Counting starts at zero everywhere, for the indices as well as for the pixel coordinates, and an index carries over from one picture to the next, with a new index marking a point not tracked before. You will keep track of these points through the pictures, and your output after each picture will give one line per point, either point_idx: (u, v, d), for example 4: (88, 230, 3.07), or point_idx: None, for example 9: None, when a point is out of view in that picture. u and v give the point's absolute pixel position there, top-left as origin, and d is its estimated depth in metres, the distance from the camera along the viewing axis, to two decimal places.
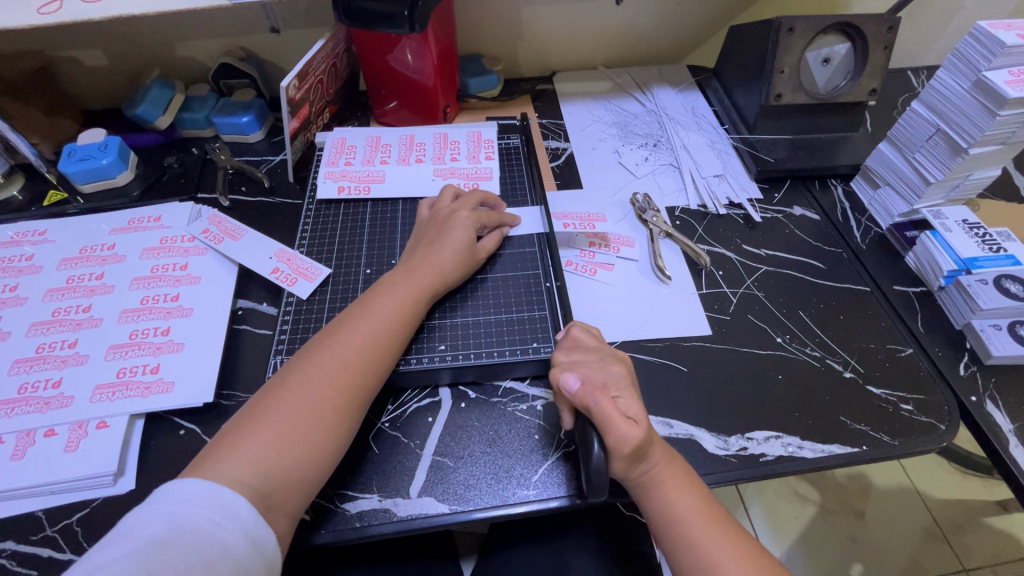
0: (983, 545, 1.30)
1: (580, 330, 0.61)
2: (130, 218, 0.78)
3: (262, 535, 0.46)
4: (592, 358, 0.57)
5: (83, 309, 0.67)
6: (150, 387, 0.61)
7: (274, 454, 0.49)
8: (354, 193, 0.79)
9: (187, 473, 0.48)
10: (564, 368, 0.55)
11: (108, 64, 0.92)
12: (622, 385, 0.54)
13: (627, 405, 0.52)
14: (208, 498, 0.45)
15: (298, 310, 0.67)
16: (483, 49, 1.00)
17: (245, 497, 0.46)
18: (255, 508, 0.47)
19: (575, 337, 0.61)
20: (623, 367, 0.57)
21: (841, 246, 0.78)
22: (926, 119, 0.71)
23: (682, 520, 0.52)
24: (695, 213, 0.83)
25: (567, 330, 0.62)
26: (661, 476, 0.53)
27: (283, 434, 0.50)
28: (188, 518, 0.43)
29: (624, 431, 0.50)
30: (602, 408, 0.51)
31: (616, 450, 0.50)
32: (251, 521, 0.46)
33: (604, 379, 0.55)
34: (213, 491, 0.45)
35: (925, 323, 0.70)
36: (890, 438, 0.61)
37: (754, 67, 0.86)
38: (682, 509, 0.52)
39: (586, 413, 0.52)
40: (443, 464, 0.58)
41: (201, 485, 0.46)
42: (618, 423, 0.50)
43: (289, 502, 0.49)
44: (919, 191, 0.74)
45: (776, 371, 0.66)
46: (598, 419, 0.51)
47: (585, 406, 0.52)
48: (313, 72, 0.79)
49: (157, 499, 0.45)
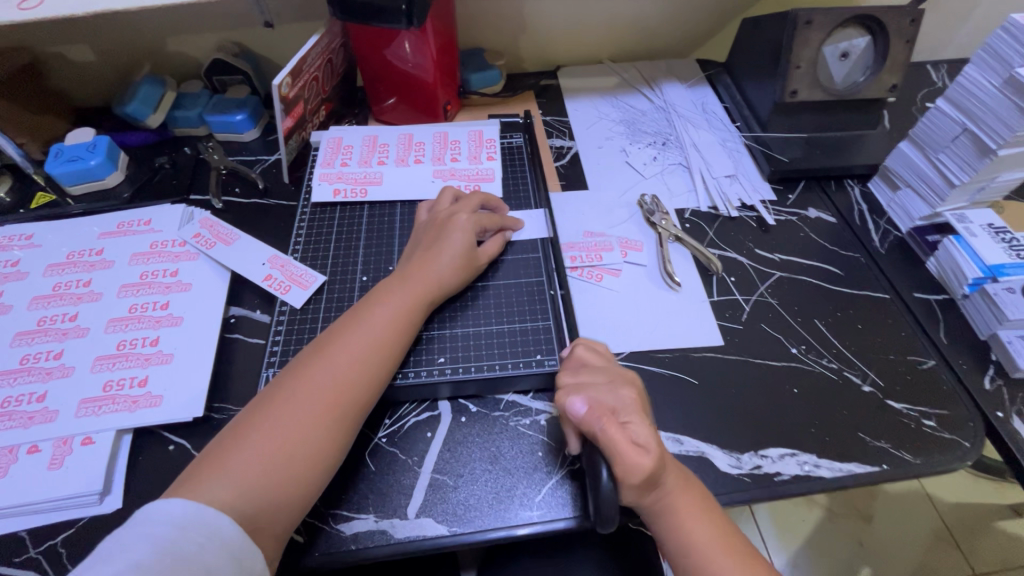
0: (994, 550, 1.27)
1: (585, 349, 0.58)
2: (120, 221, 0.75)
3: (249, 555, 0.43)
4: (601, 380, 0.54)
5: (70, 318, 0.65)
6: (138, 401, 0.59)
7: (261, 475, 0.47)
8: (351, 196, 0.76)
9: (170, 493, 0.45)
10: (570, 393, 0.52)
11: (98, 60, 0.88)
12: (633, 410, 0.51)
13: (637, 431, 0.49)
14: (193, 520, 0.43)
15: (292, 319, 0.65)
16: (485, 43, 0.97)
17: (230, 518, 0.44)
18: (241, 529, 0.44)
19: (580, 356, 0.57)
20: (634, 390, 0.54)
21: (859, 251, 0.75)
22: (953, 118, 0.67)
23: (695, 551, 0.49)
24: (705, 214, 0.79)
25: (572, 348, 0.58)
26: (674, 503, 0.50)
27: (271, 454, 0.48)
28: (171, 541, 0.41)
29: (632, 460, 0.48)
30: (610, 436, 0.48)
31: (626, 479, 0.48)
32: (237, 544, 0.43)
33: (613, 403, 0.52)
34: (197, 514, 0.43)
35: (948, 333, 0.67)
36: (912, 457, 0.58)
37: (768, 62, 0.83)
38: (695, 539, 0.50)
39: (594, 440, 0.50)
40: (443, 482, 0.56)
41: (185, 505, 0.43)
42: (626, 452, 0.48)
43: (278, 524, 0.47)
44: (943, 193, 0.70)
45: (791, 384, 0.63)
46: (605, 447, 0.48)
47: (591, 434, 0.50)
48: (307, 69, 0.76)
49: (139, 521, 0.42)
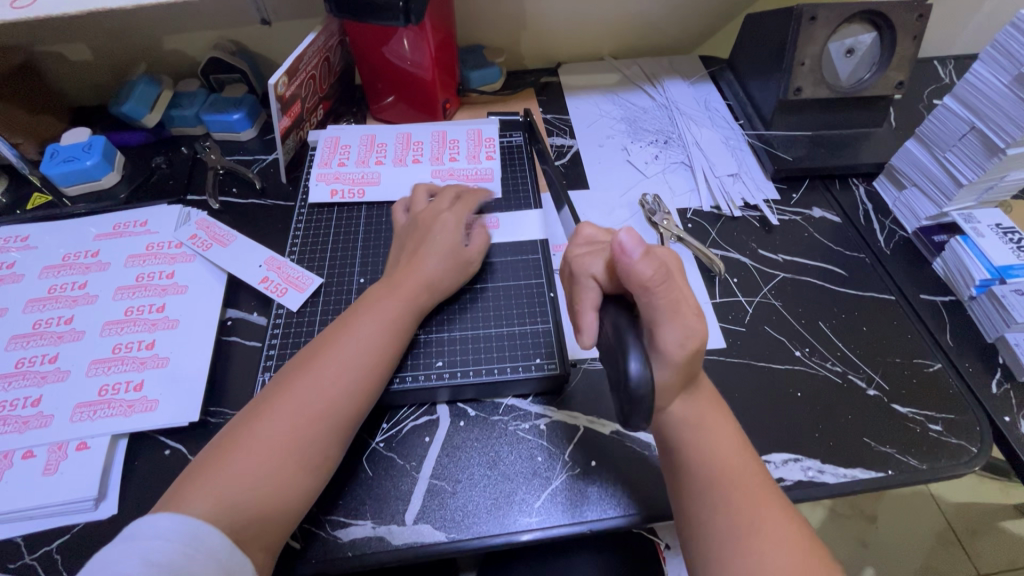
0: (999, 550, 1.26)
1: (593, 227, 0.55)
2: (116, 222, 0.75)
3: (239, 565, 0.43)
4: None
5: (65, 321, 0.64)
6: (134, 405, 0.58)
7: (248, 485, 0.46)
8: (348, 196, 0.75)
9: (159, 507, 0.45)
10: (624, 230, 0.44)
11: (94, 58, 0.88)
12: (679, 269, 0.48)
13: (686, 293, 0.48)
14: (178, 529, 0.42)
15: (289, 321, 0.64)
16: (485, 40, 0.95)
17: (221, 529, 0.44)
18: (229, 538, 0.44)
19: (590, 234, 0.54)
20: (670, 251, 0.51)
21: (864, 251, 0.74)
22: (960, 117, 0.66)
23: (710, 468, 0.47)
24: (707, 214, 0.78)
25: (578, 229, 0.55)
26: (695, 416, 0.49)
27: (259, 464, 0.47)
28: (157, 552, 0.41)
29: (690, 323, 0.45)
30: (670, 292, 0.44)
31: (687, 340, 0.45)
32: (225, 551, 0.43)
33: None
34: (184, 523, 0.43)
35: (954, 335, 0.66)
36: (918, 462, 0.57)
37: (771, 58, 0.81)
38: (711, 459, 0.47)
39: (644, 292, 0.44)
40: (441, 488, 0.55)
41: (173, 518, 0.43)
42: (687, 312, 0.45)
43: (267, 536, 0.46)
44: (950, 193, 0.69)
45: (795, 388, 0.62)
46: (664, 302, 0.44)
47: (643, 284, 0.43)
48: (304, 67, 0.75)
49: (127, 535, 0.42)
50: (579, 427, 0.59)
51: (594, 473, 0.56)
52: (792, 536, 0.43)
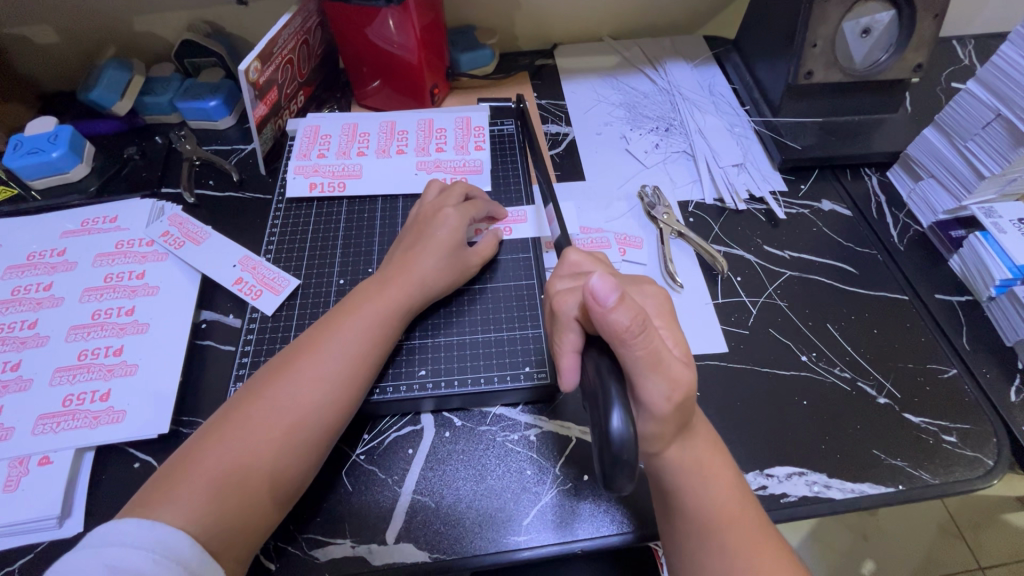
0: (1001, 544, 1.25)
1: (580, 253, 0.52)
2: (84, 218, 0.71)
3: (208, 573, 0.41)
4: (626, 280, 0.51)
5: (29, 326, 0.61)
6: (100, 417, 0.55)
7: (209, 505, 0.43)
8: (328, 190, 0.71)
9: (124, 513, 0.42)
10: (597, 274, 0.40)
11: (61, 42, 0.83)
12: (664, 316, 0.48)
13: (670, 340, 0.47)
14: (150, 538, 0.40)
15: (264, 325, 0.61)
16: (476, 21, 0.90)
17: (190, 534, 0.41)
18: (200, 545, 0.41)
19: (575, 261, 0.52)
20: (659, 290, 0.50)
21: (876, 247, 0.70)
22: (985, 103, 0.61)
23: (710, 525, 0.44)
24: (710, 208, 0.74)
25: (564, 256, 0.52)
26: (693, 464, 0.45)
27: (219, 483, 0.44)
28: (130, 561, 0.38)
29: (677, 372, 0.43)
30: (654, 343, 0.42)
31: (671, 392, 0.42)
32: (196, 560, 0.40)
33: (642, 303, 0.49)
34: (154, 530, 0.40)
35: (971, 339, 0.62)
36: (930, 476, 0.53)
37: (781, 40, 0.76)
38: (708, 516, 0.44)
39: (620, 342, 0.41)
40: (424, 503, 0.52)
41: (141, 524, 0.40)
42: (673, 361, 0.43)
43: (237, 546, 0.44)
44: (970, 185, 0.64)
45: (800, 395, 0.58)
46: (648, 353, 0.41)
47: (619, 333, 0.40)
48: (280, 51, 0.71)
49: (89, 543, 0.39)
50: (572, 438, 0.56)
51: (585, 486, 0.53)
52: None
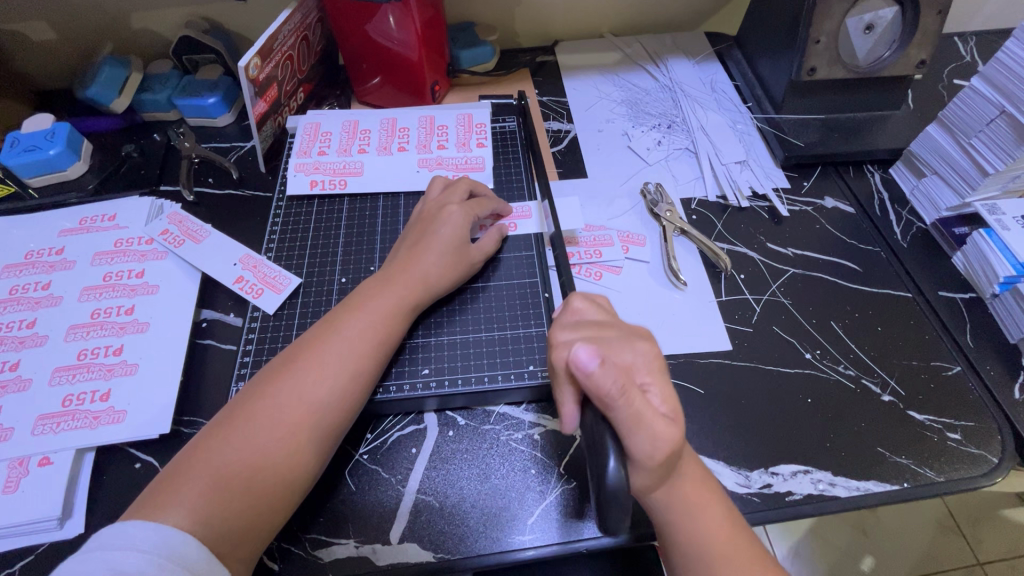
0: (1000, 539, 1.25)
1: (583, 300, 0.51)
2: (83, 217, 0.70)
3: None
4: (613, 334, 0.47)
5: (27, 325, 0.60)
6: (100, 416, 0.55)
7: (214, 507, 0.43)
8: (328, 188, 0.70)
9: (129, 514, 0.42)
10: (580, 343, 0.43)
11: (58, 38, 0.82)
12: (652, 370, 0.44)
13: (659, 398, 0.43)
14: (155, 541, 0.39)
15: (265, 324, 0.60)
16: (476, 17, 0.89)
17: (195, 537, 0.41)
18: (206, 547, 0.41)
19: (579, 308, 0.51)
20: (652, 344, 0.46)
21: (879, 245, 0.70)
22: (989, 99, 0.61)
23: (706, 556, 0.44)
24: (713, 205, 0.74)
25: (567, 302, 0.52)
26: (685, 496, 0.45)
27: (224, 485, 0.44)
28: (134, 565, 0.38)
29: (659, 429, 0.41)
30: (632, 404, 0.41)
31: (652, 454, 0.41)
32: (202, 563, 0.40)
33: (630, 362, 0.45)
34: (160, 533, 0.40)
35: (975, 336, 0.62)
36: (935, 473, 0.53)
37: (784, 36, 0.75)
38: (706, 537, 0.44)
39: (604, 405, 0.42)
40: (428, 503, 0.52)
41: (146, 526, 0.40)
42: (654, 421, 0.41)
43: (243, 548, 0.43)
44: (974, 182, 0.64)
45: (805, 393, 0.58)
46: (627, 413, 0.41)
47: (605, 398, 0.41)
48: (280, 47, 0.70)
49: (93, 546, 0.39)
50: (575, 438, 0.56)
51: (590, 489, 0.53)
52: None
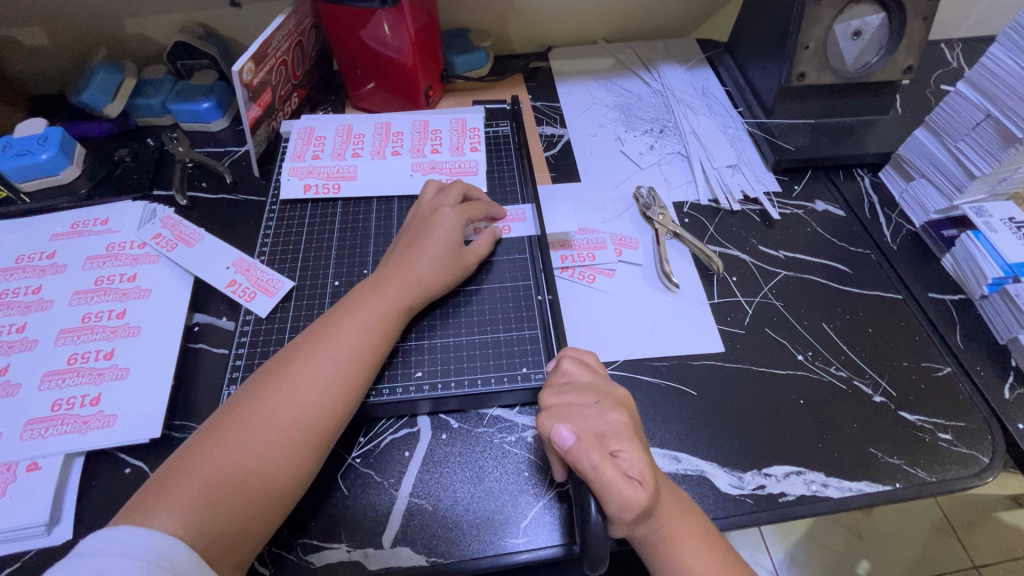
0: (996, 542, 1.25)
1: (572, 362, 0.51)
2: (75, 220, 0.70)
3: None
4: (586, 401, 0.47)
5: (17, 329, 0.60)
6: (90, 421, 0.54)
7: (208, 512, 0.42)
8: (322, 192, 0.70)
9: (119, 519, 0.42)
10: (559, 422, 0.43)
11: (51, 43, 0.82)
12: (624, 437, 0.44)
13: (631, 463, 0.42)
14: (143, 546, 0.39)
15: (258, 328, 0.60)
16: (470, 23, 0.90)
17: (187, 543, 0.41)
18: (196, 554, 0.41)
19: (567, 371, 0.50)
20: (626, 414, 0.46)
21: (869, 247, 0.70)
22: (975, 104, 0.62)
23: None
24: (705, 209, 0.74)
25: (556, 364, 0.51)
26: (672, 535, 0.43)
27: (218, 488, 0.43)
28: (121, 568, 0.37)
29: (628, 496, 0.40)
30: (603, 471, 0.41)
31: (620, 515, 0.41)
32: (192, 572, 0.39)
33: (602, 429, 0.44)
34: (151, 540, 0.39)
35: (965, 337, 0.62)
36: (926, 474, 0.54)
37: (773, 42, 0.76)
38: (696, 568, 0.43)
39: (582, 476, 0.41)
40: (421, 506, 0.52)
41: (135, 532, 0.40)
42: (621, 487, 0.41)
43: (236, 555, 0.43)
44: (961, 185, 0.65)
45: (797, 394, 0.58)
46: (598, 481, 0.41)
47: (581, 472, 0.41)
48: (274, 52, 0.70)
49: (81, 550, 0.38)
50: None
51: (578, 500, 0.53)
52: None
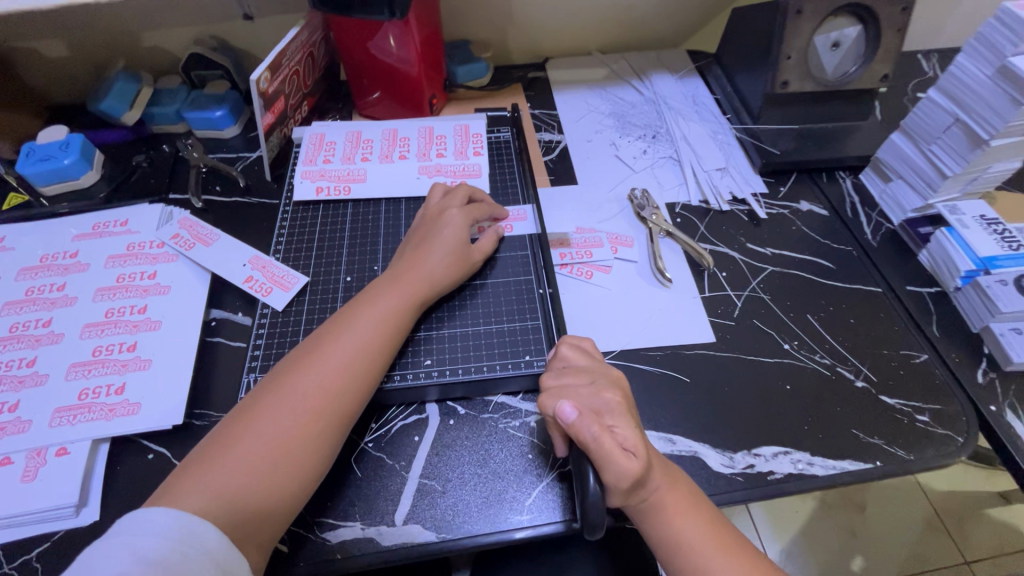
0: (986, 538, 1.28)
1: (570, 348, 0.55)
2: (95, 222, 0.73)
3: (236, 565, 0.42)
4: (582, 382, 0.51)
5: (43, 324, 0.63)
6: (115, 409, 0.57)
7: (241, 490, 0.46)
8: (333, 194, 0.74)
9: (152, 501, 0.44)
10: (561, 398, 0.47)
11: (70, 55, 0.85)
12: (618, 413, 0.48)
13: (625, 436, 0.46)
14: (176, 526, 0.41)
15: (274, 322, 0.63)
16: (471, 35, 0.95)
17: (216, 526, 0.43)
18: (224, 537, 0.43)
19: (565, 356, 0.54)
20: (618, 393, 0.50)
21: (851, 244, 0.74)
22: (945, 109, 0.66)
23: (684, 552, 0.47)
24: (696, 209, 0.78)
25: (555, 349, 0.55)
26: (665, 502, 0.48)
27: (250, 468, 0.47)
28: (155, 547, 0.40)
29: (623, 467, 0.44)
30: (601, 443, 0.45)
31: (616, 485, 0.44)
32: (223, 552, 0.42)
33: (598, 406, 0.48)
34: (183, 523, 0.42)
35: (941, 326, 0.66)
36: (905, 453, 0.57)
37: (759, 53, 0.81)
38: (684, 532, 0.47)
39: (583, 447, 0.45)
40: (431, 487, 0.55)
41: (169, 514, 0.42)
42: (616, 457, 0.44)
43: (263, 533, 0.46)
44: (936, 185, 0.69)
45: (784, 380, 0.62)
46: (595, 453, 0.44)
47: (582, 442, 0.45)
48: (288, 63, 0.74)
49: (119, 530, 0.41)
50: None
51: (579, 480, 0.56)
52: None
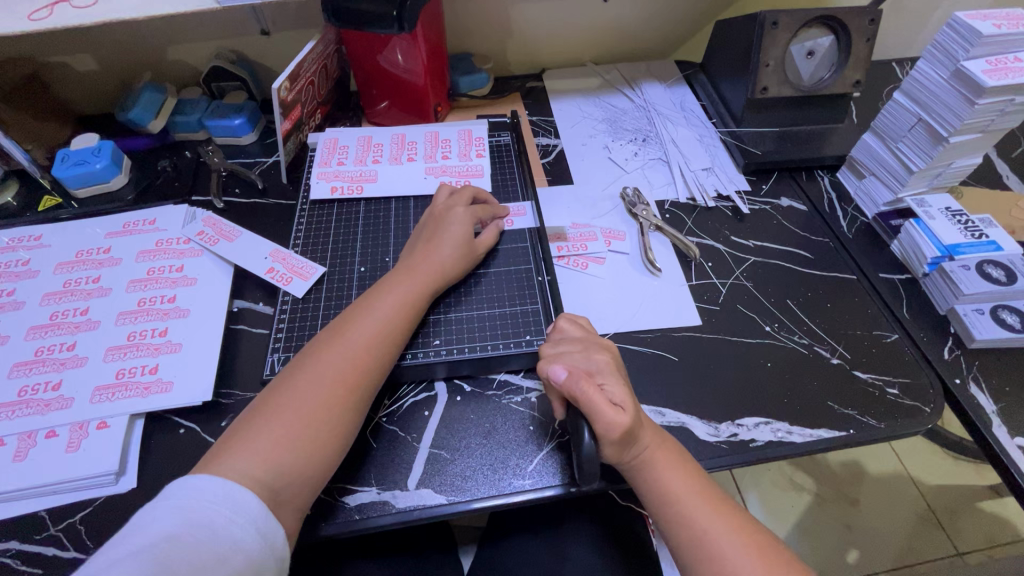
0: (978, 530, 1.32)
1: (567, 321, 0.60)
2: (125, 221, 0.78)
3: (272, 529, 0.47)
4: (576, 348, 0.56)
5: (81, 312, 0.68)
6: (150, 387, 0.62)
7: (274, 456, 0.50)
8: (347, 193, 0.80)
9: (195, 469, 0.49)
10: (553, 363, 0.53)
11: (100, 69, 0.92)
12: (608, 372, 0.54)
13: (614, 392, 0.52)
14: (218, 492, 0.46)
15: (294, 309, 0.68)
16: (473, 48, 1.01)
17: (254, 492, 0.48)
18: (264, 504, 0.48)
19: (563, 328, 0.60)
20: (608, 355, 0.56)
21: (828, 236, 0.80)
22: (908, 110, 0.72)
23: (671, 501, 0.52)
24: (684, 205, 0.84)
25: (554, 323, 0.61)
26: (652, 458, 0.53)
27: (283, 437, 0.51)
28: (200, 510, 0.45)
29: (611, 418, 0.49)
30: (590, 398, 0.50)
31: (606, 435, 0.50)
32: (260, 516, 0.47)
33: (589, 368, 0.54)
34: (226, 488, 0.47)
35: (911, 309, 0.71)
36: (877, 422, 0.62)
37: (740, 62, 0.88)
38: (673, 486, 0.52)
39: (577, 404, 0.51)
40: (440, 456, 0.60)
41: (213, 481, 0.47)
42: (605, 410, 0.50)
43: (297, 498, 0.51)
44: (904, 179, 0.75)
45: (766, 359, 0.67)
46: (585, 406, 0.50)
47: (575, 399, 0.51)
48: (304, 73, 0.80)
49: (168, 495, 0.46)
50: None
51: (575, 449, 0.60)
52: (746, 543, 0.49)
